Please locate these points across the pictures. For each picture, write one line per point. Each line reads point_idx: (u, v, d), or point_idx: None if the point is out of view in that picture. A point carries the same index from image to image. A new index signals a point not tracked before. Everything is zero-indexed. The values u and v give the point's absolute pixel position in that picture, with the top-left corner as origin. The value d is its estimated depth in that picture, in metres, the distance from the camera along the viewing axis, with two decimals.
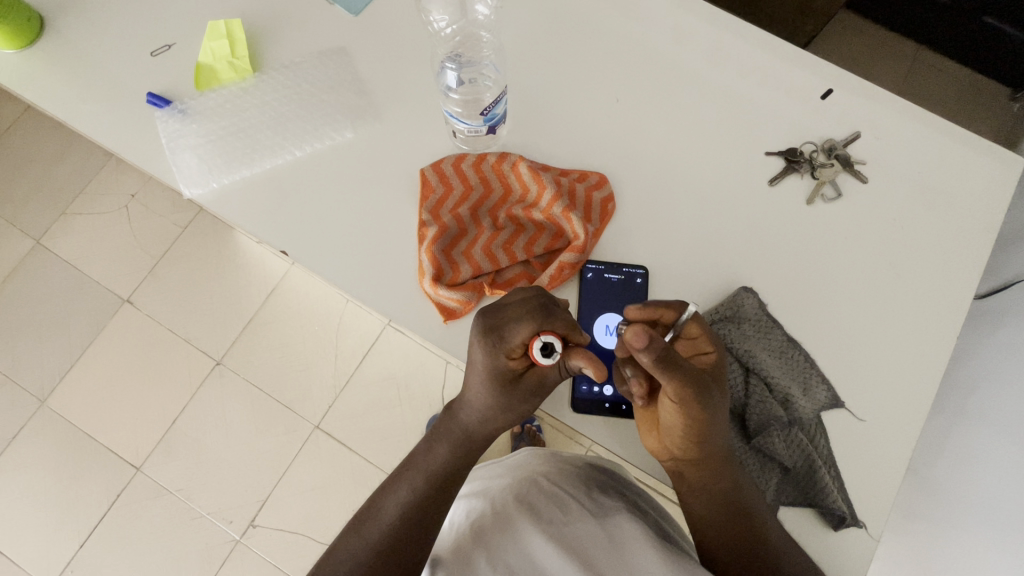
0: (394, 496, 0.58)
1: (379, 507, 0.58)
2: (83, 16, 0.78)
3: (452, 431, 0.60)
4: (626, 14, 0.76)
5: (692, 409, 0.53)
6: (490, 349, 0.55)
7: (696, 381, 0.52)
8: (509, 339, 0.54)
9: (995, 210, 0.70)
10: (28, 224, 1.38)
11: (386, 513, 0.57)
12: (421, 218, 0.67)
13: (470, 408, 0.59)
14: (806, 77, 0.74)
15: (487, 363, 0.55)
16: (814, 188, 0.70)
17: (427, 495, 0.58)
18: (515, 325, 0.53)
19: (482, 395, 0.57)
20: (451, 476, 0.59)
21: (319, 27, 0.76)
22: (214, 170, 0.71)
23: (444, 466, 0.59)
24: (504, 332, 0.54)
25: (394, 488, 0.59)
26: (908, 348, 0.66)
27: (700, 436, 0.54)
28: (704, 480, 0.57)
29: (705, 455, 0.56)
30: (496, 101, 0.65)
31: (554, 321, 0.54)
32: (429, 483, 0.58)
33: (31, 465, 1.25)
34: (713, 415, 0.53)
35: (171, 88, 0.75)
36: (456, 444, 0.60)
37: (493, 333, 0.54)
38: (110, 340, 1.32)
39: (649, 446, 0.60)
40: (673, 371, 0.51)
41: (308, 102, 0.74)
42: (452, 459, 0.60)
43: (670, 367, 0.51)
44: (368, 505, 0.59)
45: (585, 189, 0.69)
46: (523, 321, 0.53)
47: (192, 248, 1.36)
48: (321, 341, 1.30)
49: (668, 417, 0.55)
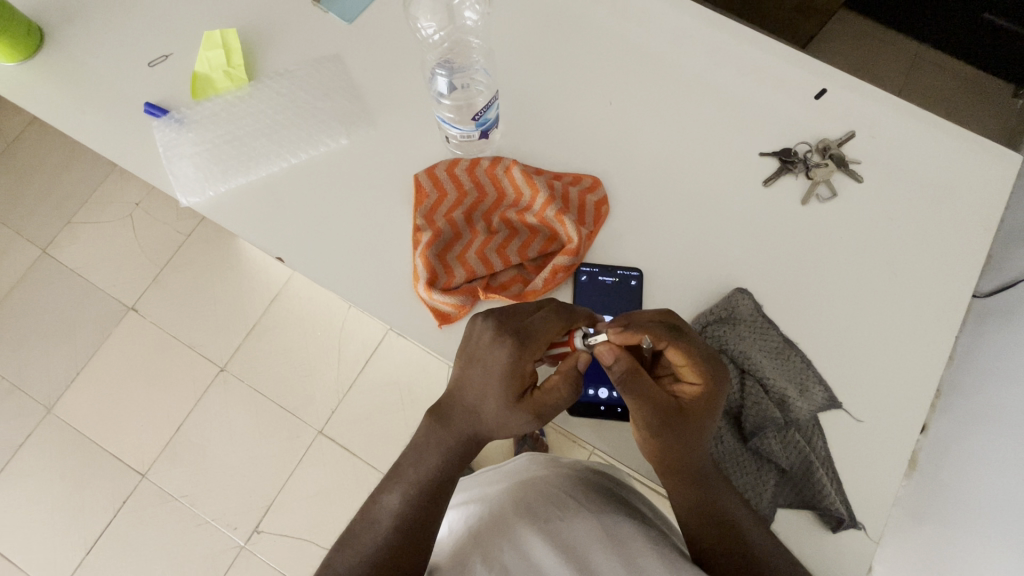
0: (388, 503, 0.58)
1: (372, 516, 0.58)
2: (82, 27, 0.79)
3: (441, 440, 0.58)
4: (619, 18, 0.77)
5: (644, 434, 0.56)
6: (517, 353, 0.55)
7: (655, 409, 0.54)
8: (541, 336, 0.56)
9: (993, 207, 0.69)
10: (35, 234, 1.39)
11: (379, 523, 0.57)
12: (415, 223, 0.68)
13: (496, 420, 0.57)
14: (800, 77, 0.74)
15: (516, 364, 0.55)
16: (808, 188, 0.70)
17: (418, 505, 0.57)
18: (547, 321, 0.56)
19: (511, 404, 0.56)
20: (441, 485, 0.58)
21: (314, 34, 0.77)
22: (211, 178, 0.72)
23: (433, 476, 0.58)
24: (537, 330, 0.56)
25: (383, 498, 0.58)
26: (906, 346, 0.66)
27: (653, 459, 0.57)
28: (678, 492, 0.57)
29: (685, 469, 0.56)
30: (488, 105, 0.65)
31: (577, 316, 0.58)
32: (421, 492, 0.57)
33: (39, 472, 1.26)
34: (664, 450, 0.55)
35: (169, 97, 0.76)
36: (445, 453, 0.58)
37: (521, 337, 0.55)
38: (115, 346, 1.33)
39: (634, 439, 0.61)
40: (634, 396, 0.54)
41: (303, 110, 0.74)
42: (442, 469, 0.58)
43: (632, 392, 0.54)
44: (361, 512, 0.59)
45: (579, 192, 0.69)
46: (555, 318, 0.57)
47: (196, 255, 1.37)
48: (323, 346, 1.30)
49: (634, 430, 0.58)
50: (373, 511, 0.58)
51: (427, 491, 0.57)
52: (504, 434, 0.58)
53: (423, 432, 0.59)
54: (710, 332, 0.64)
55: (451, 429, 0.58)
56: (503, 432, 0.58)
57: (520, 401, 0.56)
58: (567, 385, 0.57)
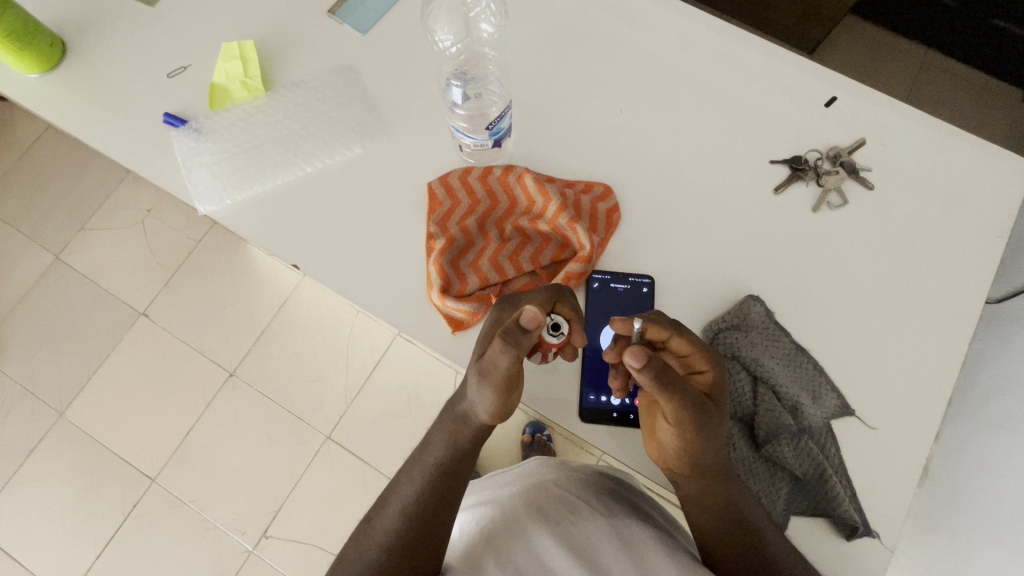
0: (401, 491, 0.62)
1: (388, 505, 0.62)
2: (103, 38, 0.80)
3: (449, 429, 0.63)
4: (629, 27, 0.77)
5: (690, 434, 0.54)
6: (497, 314, 0.60)
7: (694, 402, 0.53)
8: (519, 303, 0.60)
9: (1004, 213, 0.69)
10: (49, 240, 1.41)
11: (393, 509, 0.61)
12: (429, 231, 0.68)
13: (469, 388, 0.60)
14: (809, 85, 0.74)
15: (493, 323, 0.60)
16: (819, 195, 0.71)
17: (428, 490, 0.61)
18: (529, 293, 0.60)
19: (474, 364, 0.58)
20: (450, 473, 0.62)
21: (330, 45, 0.78)
22: (227, 186, 0.73)
23: (442, 463, 0.62)
24: (521, 300, 0.60)
25: (398, 488, 0.63)
26: (918, 353, 0.66)
27: (693, 460, 0.56)
28: (699, 496, 0.58)
29: (703, 470, 0.56)
30: (502, 114, 0.66)
31: (561, 301, 0.59)
32: (430, 478, 0.62)
33: (51, 476, 1.27)
34: (707, 443, 0.55)
35: (187, 108, 0.77)
36: (450, 440, 0.63)
37: (507, 304, 0.61)
38: (126, 351, 1.34)
39: (653, 455, 0.60)
40: (671, 392, 0.52)
41: (319, 120, 0.75)
42: (450, 455, 0.63)
43: (668, 387, 0.52)
44: (379, 504, 0.63)
45: (590, 200, 0.70)
46: (536, 290, 0.60)
47: (206, 261, 1.39)
48: (332, 351, 1.31)
49: (665, 436, 0.56)
50: (389, 501, 0.62)
51: (438, 478, 0.62)
52: (477, 407, 0.59)
53: (438, 421, 0.65)
54: (722, 339, 0.65)
55: (456, 421, 0.63)
56: (477, 404, 0.59)
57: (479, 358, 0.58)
58: (502, 339, 0.53)
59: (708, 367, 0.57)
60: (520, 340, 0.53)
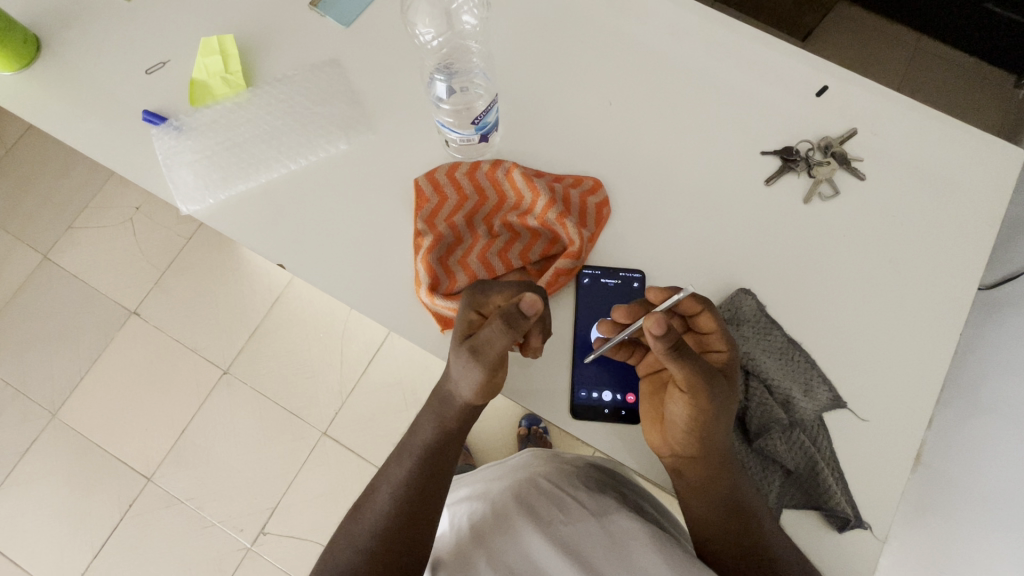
0: (390, 480, 0.61)
1: (378, 489, 0.62)
2: (79, 34, 0.78)
3: (438, 412, 0.63)
4: (617, 17, 0.76)
5: (697, 409, 0.55)
6: (473, 296, 0.59)
7: (705, 374, 0.55)
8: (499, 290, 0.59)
9: (997, 202, 0.69)
10: (37, 240, 1.39)
11: (383, 494, 0.61)
12: (417, 228, 0.67)
13: (454, 372, 0.59)
14: (801, 74, 0.73)
15: (469, 306, 0.59)
16: (810, 187, 0.70)
17: (419, 478, 0.61)
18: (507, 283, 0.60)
19: (458, 347, 0.57)
20: (439, 456, 0.62)
21: (312, 38, 0.77)
22: (210, 185, 0.72)
23: (431, 445, 0.62)
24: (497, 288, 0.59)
25: (388, 474, 0.62)
26: (910, 345, 0.65)
27: (701, 435, 0.56)
28: (703, 480, 0.58)
29: (706, 452, 0.57)
30: (487, 109, 0.65)
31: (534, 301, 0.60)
32: (420, 463, 0.61)
33: (46, 477, 1.27)
34: (714, 419, 0.56)
35: (168, 105, 0.75)
36: (441, 422, 0.63)
37: (482, 287, 0.60)
38: (118, 351, 1.33)
39: (651, 441, 0.60)
40: (682, 359, 0.54)
41: (303, 115, 0.74)
42: (439, 437, 0.63)
43: (680, 356, 0.53)
44: (369, 490, 0.63)
45: (580, 195, 0.69)
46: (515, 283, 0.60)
47: (197, 259, 1.37)
48: (326, 347, 1.30)
49: (673, 414, 0.57)
50: (379, 486, 0.62)
51: (428, 462, 0.61)
52: (463, 386, 0.58)
53: (427, 405, 0.64)
54: None
55: (444, 401, 0.62)
56: (462, 383, 0.58)
57: (460, 344, 0.57)
58: (499, 321, 0.53)
59: (725, 347, 0.58)
60: (519, 323, 0.53)
